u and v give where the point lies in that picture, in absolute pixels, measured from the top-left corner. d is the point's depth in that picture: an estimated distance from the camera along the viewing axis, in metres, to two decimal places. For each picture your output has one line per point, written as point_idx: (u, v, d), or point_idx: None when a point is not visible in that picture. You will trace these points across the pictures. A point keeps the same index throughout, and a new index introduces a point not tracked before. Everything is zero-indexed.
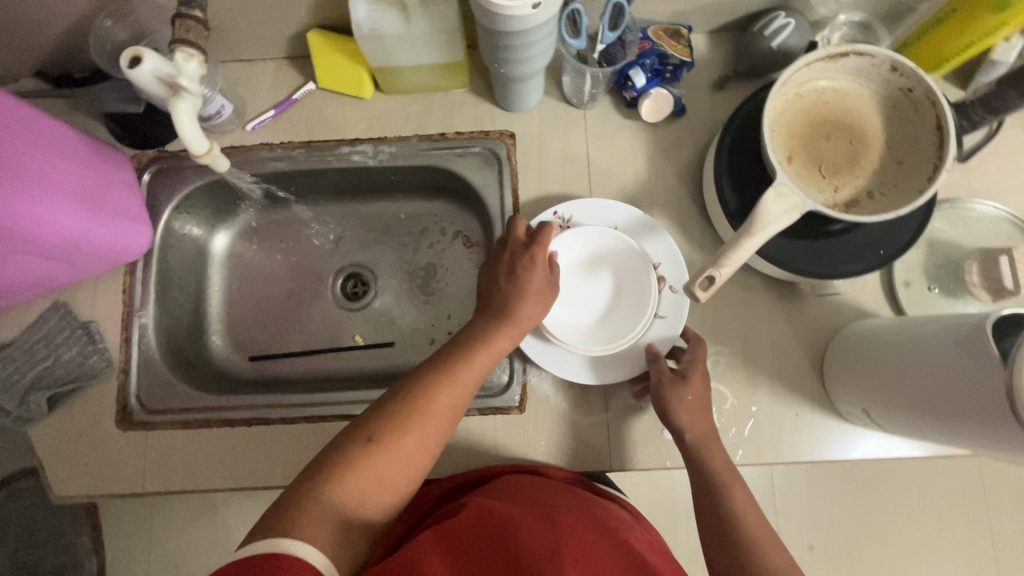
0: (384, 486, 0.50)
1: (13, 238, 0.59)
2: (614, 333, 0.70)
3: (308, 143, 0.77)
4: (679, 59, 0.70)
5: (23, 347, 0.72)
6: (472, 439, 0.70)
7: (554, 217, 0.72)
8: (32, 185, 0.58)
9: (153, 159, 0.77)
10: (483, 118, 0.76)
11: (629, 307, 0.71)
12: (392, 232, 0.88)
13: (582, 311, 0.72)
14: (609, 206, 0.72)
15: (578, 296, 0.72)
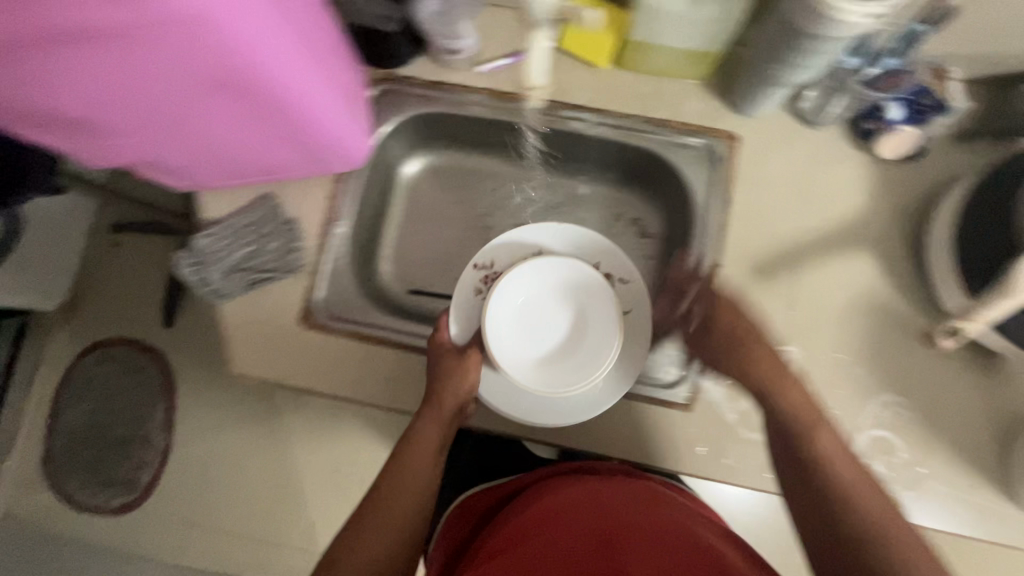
0: (379, 544, 0.59)
1: (280, 115, 0.60)
2: (572, 376, 0.70)
3: (532, 98, 0.77)
4: (940, 98, 0.66)
5: (230, 228, 0.74)
6: (633, 425, 0.70)
7: (477, 267, 0.75)
8: (313, 61, 0.59)
9: (382, 80, 0.79)
10: (711, 116, 0.76)
11: (594, 337, 0.72)
12: (571, 205, 0.89)
13: (544, 342, 0.73)
14: (536, 230, 0.77)
15: (539, 330, 0.73)
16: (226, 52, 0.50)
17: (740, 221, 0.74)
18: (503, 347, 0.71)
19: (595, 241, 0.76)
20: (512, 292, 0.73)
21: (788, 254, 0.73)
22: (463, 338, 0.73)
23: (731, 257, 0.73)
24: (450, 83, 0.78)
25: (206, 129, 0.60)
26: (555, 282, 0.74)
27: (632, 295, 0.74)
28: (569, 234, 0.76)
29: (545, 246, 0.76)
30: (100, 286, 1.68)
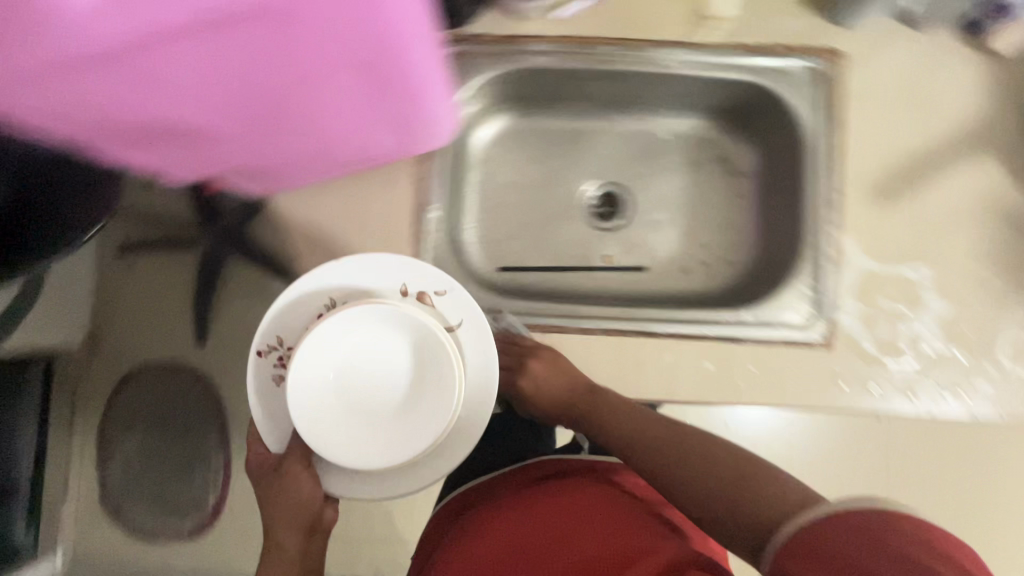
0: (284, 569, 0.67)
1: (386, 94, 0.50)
2: (409, 433, 0.62)
3: (617, 41, 0.72)
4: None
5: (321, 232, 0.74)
6: (776, 371, 0.68)
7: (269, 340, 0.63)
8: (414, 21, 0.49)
9: (451, 41, 0.70)
10: (813, 33, 0.70)
11: (427, 407, 0.62)
12: (652, 153, 0.84)
13: (374, 404, 0.63)
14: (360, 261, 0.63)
15: (363, 403, 0.63)
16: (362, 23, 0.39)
17: (856, 143, 0.70)
18: (318, 406, 0.61)
19: (454, 297, 0.64)
20: (320, 358, 0.61)
21: (910, 170, 0.69)
22: (283, 444, 0.66)
23: (852, 183, 0.70)
24: (524, 34, 0.71)
25: (303, 108, 0.49)
26: (393, 342, 0.63)
27: (460, 306, 0.64)
28: (441, 281, 0.63)
29: (337, 291, 0.64)
30: None
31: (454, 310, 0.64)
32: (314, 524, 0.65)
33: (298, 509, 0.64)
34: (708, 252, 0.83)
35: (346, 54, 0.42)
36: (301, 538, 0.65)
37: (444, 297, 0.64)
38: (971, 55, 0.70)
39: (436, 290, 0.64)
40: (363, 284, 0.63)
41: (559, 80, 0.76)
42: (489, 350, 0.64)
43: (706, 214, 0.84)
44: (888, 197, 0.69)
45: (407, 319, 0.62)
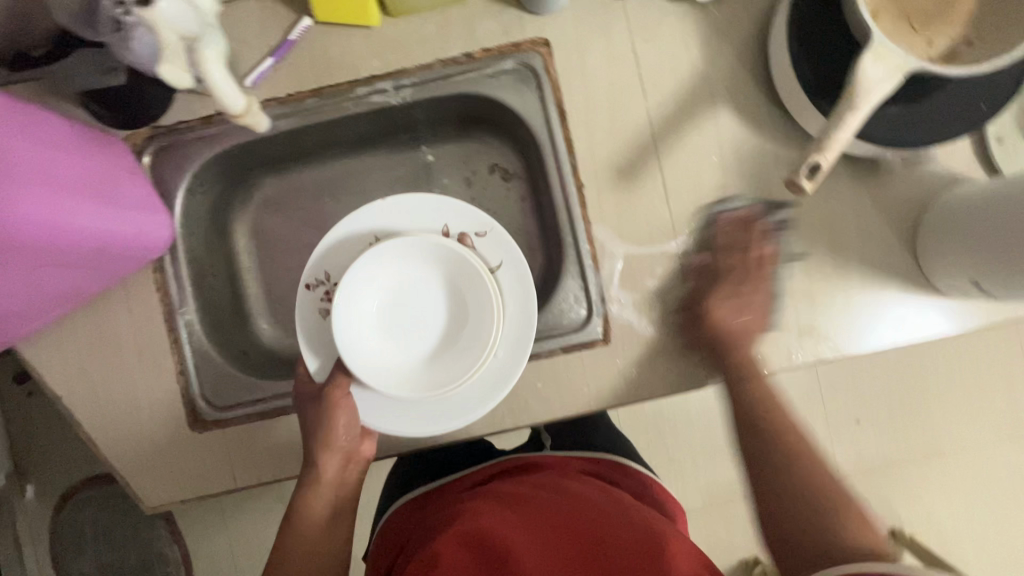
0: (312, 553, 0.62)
1: (34, 251, 0.52)
2: (460, 365, 0.66)
3: (318, 90, 0.67)
4: None
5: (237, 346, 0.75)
6: (564, 381, 0.67)
7: (311, 287, 0.67)
8: (37, 184, 0.50)
9: (150, 137, 0.68)
10: (512, 28, 0.67)
11: (467, 338, 0.67)
12: (424, 179, 0.81)
13: (408, 354, 0.68)
14: (379, 209, 0.67)
15: (407, 335, 0.69)
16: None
17: (585, 130, 0.67)
18: (379, 357, 0.66)
19: (494, 236, 0.67)
20: (362, 298, 0.67)
21: (647, 142, 0.67)
22: (326, 372, 0.65)
23: (592, 171, 0.67)
24: (222, 109, 0.68)
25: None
26: (426, 274, 0.70)
27: (497, 245, 0.67)
28: (481, 222, 0.67)
29: (378, 228, 0.68)
30: (36, 440, 1.53)
31: (495, 251, 0.67)
32: (353, 450, 0.64)
33: (347, 430, 0.63)
34: None
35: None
36: (340, 465, 0.64)
37: (484, 239, 0.68)
38: (675, 9, 0.67)
39: (475, 232, 0.68)
40: (409, 223, 0.68)
41: (285, 140, 0.72)
42: (525, 276, 0.66)
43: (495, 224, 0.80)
44: (631, 177, 0.67)
45: (450, 254, 0.67)
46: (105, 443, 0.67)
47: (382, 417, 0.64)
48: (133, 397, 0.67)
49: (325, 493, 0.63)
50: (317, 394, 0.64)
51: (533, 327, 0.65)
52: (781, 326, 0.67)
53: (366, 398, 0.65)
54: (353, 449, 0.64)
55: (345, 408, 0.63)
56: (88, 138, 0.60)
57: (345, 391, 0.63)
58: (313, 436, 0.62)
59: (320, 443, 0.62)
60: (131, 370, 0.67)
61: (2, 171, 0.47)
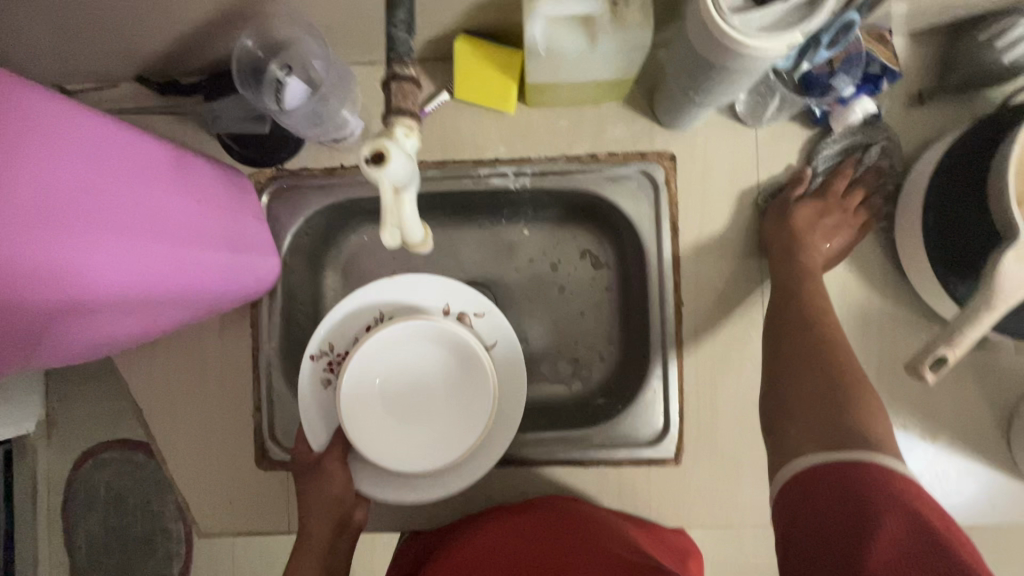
0: None
1: (166, 301, 0.53)
2: (456, 444, 0.66)
3: (442, 163, 0.69)
4: (883, 65, 0.60)
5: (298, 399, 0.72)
6: (632, 486, 0.69)
7: (315, 356, 0.67)
8: (183, 238, 0.51)
9: (272, 178, 0.70)
10: (642, 137, 0.68)
11: (462, 416, 0.67)
12: (515, 250, 0.81)
13: (409, 427, 0.67)
14: (390, 283, 0.68)
15: (409, 412, 0.68)
16: (60, 287, 0.41)
17: (695, 250, 0.68)
18: (382, 429, 0.67)
19: (491, 318, 0.69)
20: (366, 373, 0.67)
21: (753, 273, 0.67)
22: (326, 440, 0.67)
23: (693, 291, 0.67)
24: (347, 164, 0.70)
25: (78, 341, 0.51)
26: (427, 351, 0.69)
27: (494, 326, 0.69)
28: (479, 303, 0.69)
29: (382, 305, 0.69)
30: (70, 392, 1.57)
31: (491, 330, 0.69)
32: (344, 519, 0.65)
33: (332, 502, 0.65)
34: (579, 350, 0.80)
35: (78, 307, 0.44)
36: (332, 534, 0.65)
37: (483, 319, 0.69)
38: (807, 147, 0.66)
39: (474, 313, 0.69)
40: (412, 301, 0.69)
41: None
42: (518, 356, 0.69)
43: (576, 308, 0.81)
44: (730, 305, 0.67)
45: (449, 338, 0.67)
46: (177, 462, 0.69)
47: (381, 487, 0.67)
48: (210, 423, 0.69)
49: (312, 561, 0.63)
50: (314, 462, 0.66)
51: (520, 403, 0.67)
52: None
53: (361, 467, 0.67)
54: (346, 518, 0.65)
55: (338, 475, 0.65)
56: (223, 179, 0.62)
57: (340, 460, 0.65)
58: (308, 501, 0.65)
59: (319, 502, 0.64)
60: (214, 396, 0.69)
61: (155, 235, 0.48)
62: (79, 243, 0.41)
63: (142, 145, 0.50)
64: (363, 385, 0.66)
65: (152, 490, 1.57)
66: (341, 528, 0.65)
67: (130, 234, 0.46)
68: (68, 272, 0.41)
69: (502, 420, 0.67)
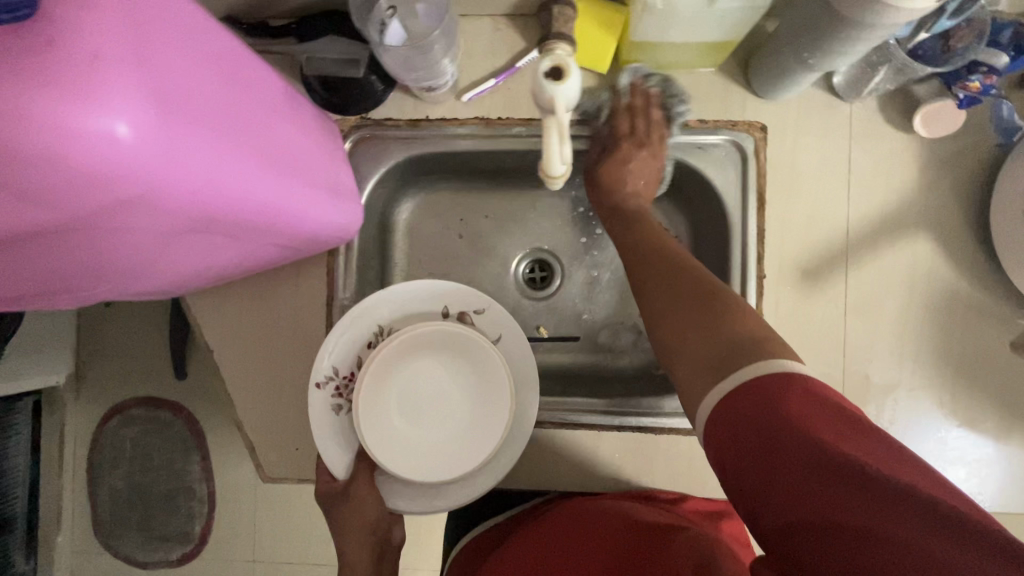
0: None
1: (273, 232, 0.52)
2: (479, 446, 0.65)
3: (528, 121, 0.68)
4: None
5: None
6: (691, 472, 0.67)
7: (322, 385, 0.65)
8: (296, 171, 0.51)
9: (355, 126, 0.69)
10: (733, 107, 0.67)
11: (480, 418, 0.67)
12: (585, 218, 0.81)
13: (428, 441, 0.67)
14: (382, 298, 0.67)
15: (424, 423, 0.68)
16: (208, 203, 0.41)
17: (779, 224, 0.67)
18: (399, 445, 0.66)
19: (492, 313, 0.68)
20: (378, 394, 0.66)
21: (838, 251, 0.66)
22: (349, 467, 0.66)
23: (777, 264, 0.67)
24: (431, 117, 0.69)
25: (179, 265, 0.50)
26: (430, 360, 0.69)
27: (497, 321, 0.67)
28: (480, 300, 0.67)
29: (381, 320, 0.67)
30: (102, 345, 1.58)
31: (493, 325, 0.68)
32: (383, 540, 0.66)
33: (367, 528, 0.65)
34: (644, 323, 0.79)
35: (206, 225, 0.44)
36: (373, 559, 0.66)
37: (483, 316, 0.68)
38: (902, 125, 0.65)
39: (474, 311, 0.68)
40: (412, 311, 0.68)
41: (473, 157, 0.72)
42: (527, 349, 0.67)
43: None
44: (813, 281, 0.66)
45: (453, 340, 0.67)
46: (246, 407, 0.69)
47: (409, 500, 0.66)
48: (280, 368, 0.69)
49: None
50: (342, 490, 0.64)
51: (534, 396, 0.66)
52: None
53: (389, 486, 0.67)
54: (383, 539, 0.66)
55: (366, 497, 0.64)
56: (318, 121, 0.62)
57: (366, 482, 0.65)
58: (340, 529, 0.65)
59: (354, 527, 0.64)
60: (285, 342, 0.69)
61: (277, 162, 0.48)
62: (233, 163, 0.41)
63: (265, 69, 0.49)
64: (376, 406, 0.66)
65: (176, 449, 1.58)
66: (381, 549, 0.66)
67: (265, 159, 0.45)
68: (220, 191, 0.41)
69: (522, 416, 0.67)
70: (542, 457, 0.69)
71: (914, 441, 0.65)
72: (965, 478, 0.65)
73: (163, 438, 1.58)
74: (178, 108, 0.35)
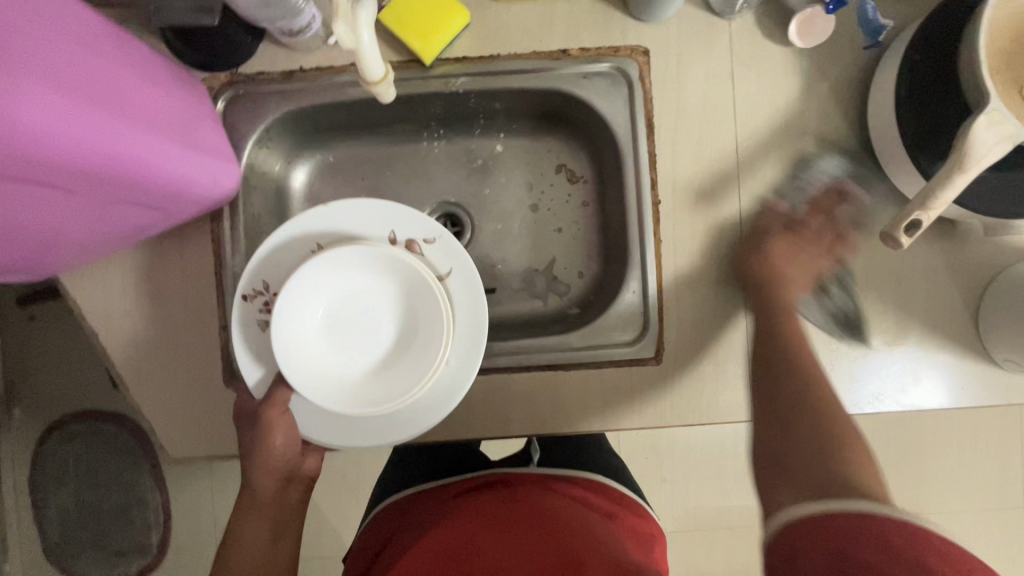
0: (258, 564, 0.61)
1: (117, 185, 0.49)
2: (405, 379, 0.62)
3: (409, 63, 0.67)
4: None
5: None
6: (607, 408, 0.67)
7: (246, 300, 0.63)
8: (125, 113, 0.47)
9: (227, 84, 0.66)
10: (613, 32, 0.66)
11: (416, 351, 0.64)
12: (489, 167, 0.79)
13: (351, 367, 0.64)
14: (322, 212, 0.64)
15: (354, 349, 0.65)
16: (52, 156, 0.41)
17: (670, 147, 0.66)
18: (321, 369, 0.62)
19: (443, 244, 0.64)
20: (305, 313, 0.63)
21: (729, 170, 0.66)
22: (266, 387, 0.63)
23: (671, 188, 0.66)
24: (307, 67, 0.66)
25: (39, 228, 0.50)
26: (377, 283, 0.66)
27: (449, 253, 0.64)
28: (430, 229, 0.64)
29: (320, 240, 0.64)
30: (32, 365, 1.50)
31: (445, 258, 0.64)
32: (292, 470, 0.65)
33: (277, 458, 0.63)
34: (557, 267, 0.79)
35: (44, 179, 0.44)
36: (279, 486, 0.64)
37: (434, 246, 0.64)
38: (781, 37, 0.65)
39: (424, 239, 0.64)
40: (355, 232, 0.64)
41: (358, 107, 0.70)
42: (476, 286, 0.64)
43: (552, 224, 0.79)
44: (708, 202, 0.66)
45: (396, 266, 0.64)
46: (142, 388, 0.66)
47: (321, 428, 0.63)
48: (171, 344, 0.66)
49: (258, 517, 0.63)
50: (253, 414, 0.62)
51: (479, 334, 0.62)
52: (834, 379, 0.66)
53: (305, 409, 0.63)
54: (295, 468, 0.66)
55: (279, 427, 0.62)
56: (173, 76, 0.59)
57: (282, 410, 0.61)
58: (249, 458, 0.62)
59: (256, 462, 0.62)
60: (176, 317, 0.66)
61: (94, 98, 0.44)
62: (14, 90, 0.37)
63: (70, 7, 0.46)
64: (302, 325, 0.62)
65: (124, 461, 1.52)
66: (286, 481, 0.65)
67: (80, 96, 0.43)
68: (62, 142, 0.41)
69: (461, 356, 0.62)
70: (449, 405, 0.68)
71: (851, 375, 0.66)
72: (918, 381, 0.66)
73: (110, 452, 1.52)
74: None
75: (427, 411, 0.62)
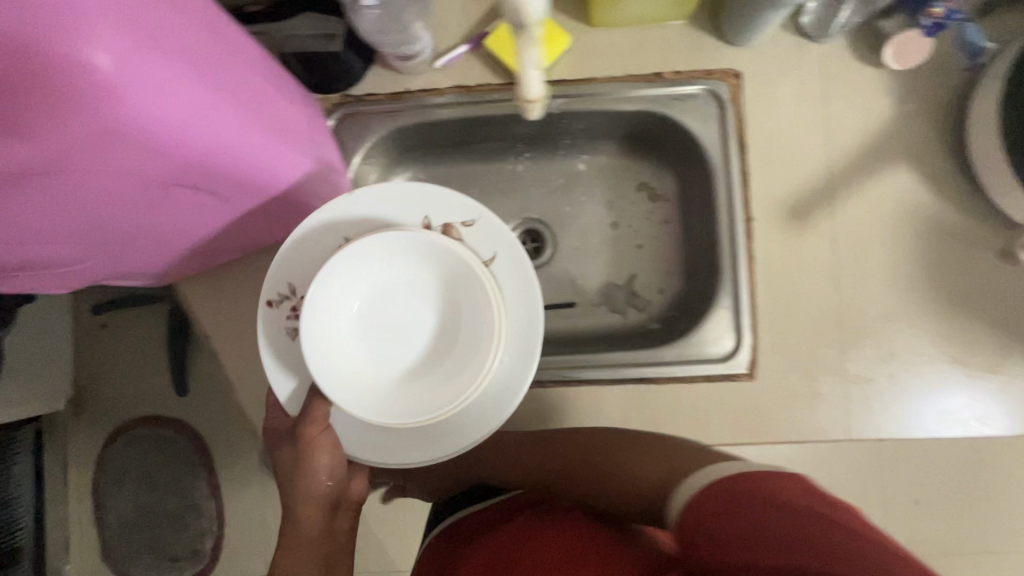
0: None
1: (243, 191, 0.49)
2: (452, 377, 0.60)
3: (508, 86, 0.70)
4: None
5: None
6: (697, 423, 0.67)
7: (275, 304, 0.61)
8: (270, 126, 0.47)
9: (338, 105, 0.70)
10: (705, 56, 0.69)
11: (463, 346, 0.62)
12: (572, 185, 0.82)
13: (387, 367, 0.62)
14: (345, 203, 0.61)
15: (390, 348, 0.63)
16: (182, 150, 0.40)
17: (762, 166, 0.68)
18: (359, 373, 0.60)
19: (484, 226, 0.62)
20: (338, 312, 0.60)
21: (821, 189, 0.67)
22: (299, 401, 0.62)
23: (763, 207, 0.67)
24: (412, 89, 0.70)
25: (174, 230, 0.51)
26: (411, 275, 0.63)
27: (493, 237, 0.62)
28: (468, 211, 0.62)
29: (347, 233, 0.62)
30: (102, 370, 1.57)
31: (485, 241, 0.63)
32: (340, 496, 0.62)
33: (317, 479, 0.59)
34: (637, 283, 0.80)
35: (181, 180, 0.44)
36: (324, 517, 0.61)
37: (473, 228, 0.63)
38: (874, 60, 0.67)
39: (462, 222, 0.63)
40: (383, 222, 0.62)
41: (454, 127, 0.73)
42: (526, 267, 0.62)
43: (633, 241, 0.80)
44: (800, 220, 0.67)
45: (433, 254, 0.61)
46: (246, 390, 0.69)
47: (365, 438, 0.62)
48: None
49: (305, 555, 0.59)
50: (293, 431, 0.61)
51: (536, 320, 0.62)
52: (932, 401, 0.65)
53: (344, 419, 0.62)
54: (340, 493, 0.62)
55: (323, 447, 0.59)
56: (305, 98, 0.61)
57: (322, 426, 0.59)
58: (291, 485, 0.60)
59: (299, 491, 0.60)
60: None
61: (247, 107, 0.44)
62: (177, 87, 0.37)
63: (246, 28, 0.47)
64: (337, 326, 0.60)
65: (181, 468, 1.56)
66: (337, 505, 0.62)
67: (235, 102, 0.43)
68: (194, 138, 0.40)
69: (514, 345, 0.61)
70: (533, 417, 0.69)
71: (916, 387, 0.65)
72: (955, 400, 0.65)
73: (168, 458, 1.56)
74: (150, 42, 0.35)
75: (491, 414, 0.61)
